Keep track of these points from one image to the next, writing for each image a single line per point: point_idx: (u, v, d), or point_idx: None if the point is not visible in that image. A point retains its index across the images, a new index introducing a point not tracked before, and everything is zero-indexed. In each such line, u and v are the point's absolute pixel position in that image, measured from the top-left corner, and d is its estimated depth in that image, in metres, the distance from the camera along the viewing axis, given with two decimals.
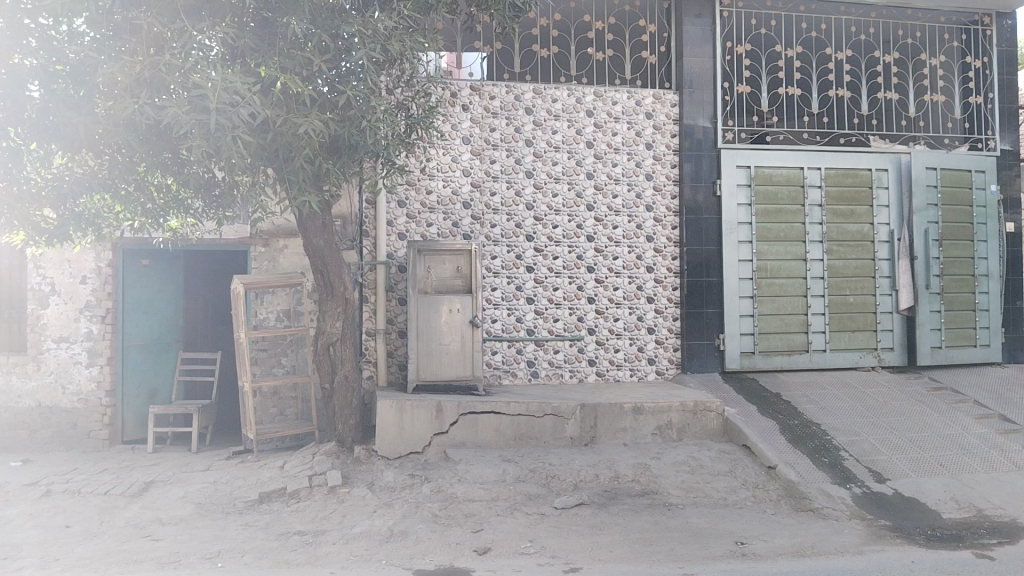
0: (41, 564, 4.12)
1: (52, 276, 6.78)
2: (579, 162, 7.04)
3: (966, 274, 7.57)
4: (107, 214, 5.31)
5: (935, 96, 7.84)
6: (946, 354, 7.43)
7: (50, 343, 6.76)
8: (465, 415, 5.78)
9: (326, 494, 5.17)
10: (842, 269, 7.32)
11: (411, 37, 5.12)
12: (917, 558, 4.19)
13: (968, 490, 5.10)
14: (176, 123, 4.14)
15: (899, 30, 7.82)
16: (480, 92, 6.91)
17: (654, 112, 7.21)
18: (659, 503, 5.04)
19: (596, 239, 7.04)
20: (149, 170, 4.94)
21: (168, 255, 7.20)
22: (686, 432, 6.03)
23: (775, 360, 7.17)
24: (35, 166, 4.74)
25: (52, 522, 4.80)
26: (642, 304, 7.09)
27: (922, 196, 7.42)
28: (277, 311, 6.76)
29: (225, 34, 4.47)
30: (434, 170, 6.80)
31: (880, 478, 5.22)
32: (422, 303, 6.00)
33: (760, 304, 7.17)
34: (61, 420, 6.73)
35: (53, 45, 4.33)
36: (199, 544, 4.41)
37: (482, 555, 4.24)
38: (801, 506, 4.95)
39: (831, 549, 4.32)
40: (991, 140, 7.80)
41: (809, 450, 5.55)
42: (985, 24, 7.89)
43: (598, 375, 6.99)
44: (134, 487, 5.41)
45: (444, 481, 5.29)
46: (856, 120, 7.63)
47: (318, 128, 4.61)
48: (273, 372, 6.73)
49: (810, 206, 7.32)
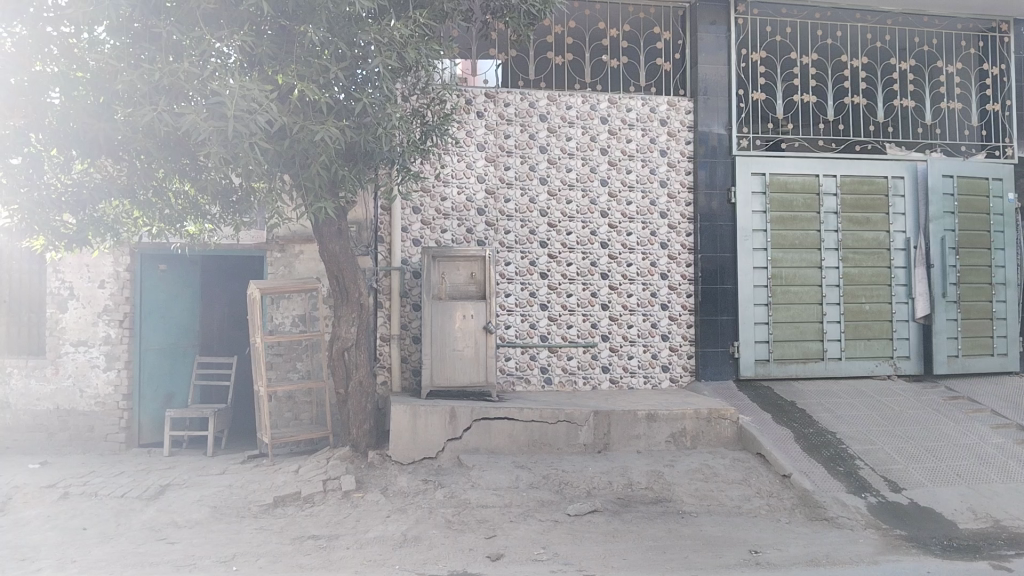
0: (59, 565, 4.18)
1: (71, 280, 6.86)
2: (593, 169, 7.05)
3: (983, 282, 7.51)
4: (126, 219, 5.36)
5: (952, 103, 7.78)
6: (963, 363, 7.38)
7: (68, 346, 6.84)
8: (478, 421, 5.80)
9: (340, 498, 5.20)
10: (857, 277, 7.29)
11: (426, 45, 5.14)
12: (933, 568, 4.16)
13: (985, 500, 5.05)
14: (194, 130, 4.22)
15: (915, 37, 7.77)
16: (494, 99, 6.94)
17: (669, 119, 7.21)
18: (672, 511, 5.03)
19: (610, 245, 7.03)
20: (168, 176, 5.00)
21: (185, 261, 7.31)
22: (700, 440, 6.01)
23: (790, 368, 7.13)
24: (56, 172, 4.80)
25: (69, 524, 4.86)
26: (656, 310, 7.08)
27: (937, 204, 7.38)
28: (292, 316, 6.81)
29: (243, 42, 4.53)
30: (448, 176, 6.83)
31: (896, 488, 5.18)
32: (437, 309, 6.03)
33: (774, 312, 7.15)
34: (78, 423, 6.80)
35: (75, 53, 4.40)
36: (214, 547, 4.44)
37: (495, 562, 4.25)
38: (816, 515, 4.93)
39: (845, 558, 4.30)
40: (1009, 148, 7.74)
41: (824, 458, 5.53)
42: (1003, 31, 7.81)
43: (611, 383, 6.98)
44: (150, 491, 5.46)
45: (458, 487, 5.30)
46: (872, 127, 7.56)
47: (334, 135, 4.65)
48: (288, 376, 6.79)
49: (825, 214, 7.29)
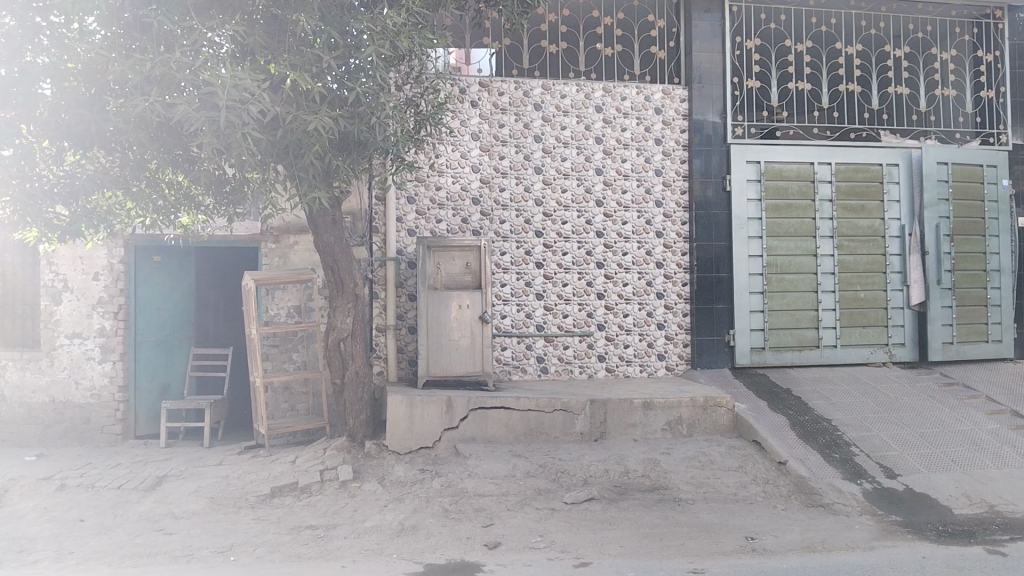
0: (56, 557, 4.18)
1: (64, 272, 6.84)
2: (588, 157, 7.03)
3: (977, 269, 7.52)
4: (119, 210, 5.33)
5: (947, 90, 7.73)
6: (957, 350, 7.41)
7: (63, 338, 6.82)
8: (475, 410, 5.80)
9: (337, 488, 5.21)
10: (853, 265, 7.30)
11: (420, 34, 5.10)
12: (927, 553, 4.19)
13: (980, 486, 5.08)
14: (187, 120, 4.19)
15: (910, 24, 7.70)
16: (489, 88, 6.92)
17: (664, 108, 7.19)
18: (669, 499, 5.04)
19: (606, 234, 7.03)
20: (160, 168, 4.97)
21: (180, 253, 7.28)
22: (696, 428, 6.02)
23: (786, 356, 7.15)
24: (47, 163, 4.77)
25: (66, 516, 4.86)
26: (652, 299, 7.08)
27: (932, 191, 7.39)
28: (288, 308, 6.79)
29: (234, 30, 4.53)
30: (443, 166, 6.81)
31: (891, 474, 5.21)
32: (432, 298, 6.03)
33: (770, 300, 7.16)
34: (73, 416, 6.79)
35: (65, 43, 4.37)
36: (211, 538, 4.45)
37: (493, 550, 4.26)
38: (812, 502, 4.95)
39: (841, 544, 4.32)
40: (1003, 134, 7.75)
41: (819, 445, 5.55)
42: (997, 17, 7.80)
43: (608, 371, 6.99)
44: (147, 482, 5.45)
45: (455, 477, 5.31)
46: (866, 115, 7.54)
47: (328, 125, 4.61)
48: (284, 367, 6.78)
49: (820, 201, 7.30)
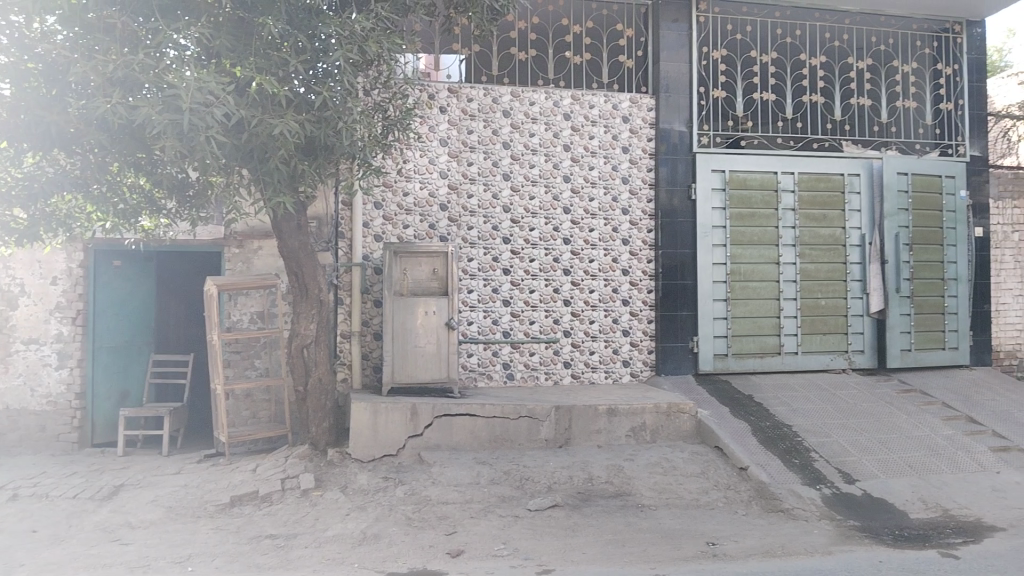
0: (6, 570, 4.07)
1: (21, 276, 6.67)
2: (556, 165, 7.06)
3: (935, 277, 7.69)
4: (79, 214, 5.17)
5: (907, 102, 7.93)
6: (916, 357, 7.57)
7: (18, 344, 6.65)
8: (439, 418, 5.77)
9: (299, 497, 5.16)
10: (814, 273, 7.41)
11: (388, 39, 5.09)
12: (884, 557, 4.26)
13: (935, 490, 5.19)
14: (149, 123, 4.13)
15: (872, 36, 7.91)
16: (457, 94, 6.93)
17: (631, 116, 7.25)
18: (631, 505, 5.07)
19: (573, 242, 7.06)
20: (122, 170, 4.90)
21: (142, 258, 7.16)
22: (659, 434, 6.06)
23: (748, 362, 7.24)
24: (5, 165, 4.67)
25: (18, 527, 4.73)
26: (617, 306, 7.13)
27: (893, 201, 7.54)
28: (250, 313, 6.70)
29: (201, 32, 4.47)
30: (411, 171, 6.80)
31: (849, 479, 5.29)
32: (398, 304, 5.99)
33: (733, 307, 7.24)
34: (28, 423, 6.63)
35: (25, 43, 4.31)
36: (169, 548, 4.37)
37: (455, 558, 4.25)
38: (771, 507, 5.01)
39: (799, 549, 4.38)
40: (961, 146, 7.92)
41: (780, 451, 5.62)
42: (956, 32, 8.00)
43: (573, 378, 7.02)
44: (103, 492, 5.34)
45: (419, 484, 5.28)
46: (829, 125, 7.71)
47: (293, 129, 4.54)
48: (246, 374, 6.68)
49: (783, 210, 7.40)
